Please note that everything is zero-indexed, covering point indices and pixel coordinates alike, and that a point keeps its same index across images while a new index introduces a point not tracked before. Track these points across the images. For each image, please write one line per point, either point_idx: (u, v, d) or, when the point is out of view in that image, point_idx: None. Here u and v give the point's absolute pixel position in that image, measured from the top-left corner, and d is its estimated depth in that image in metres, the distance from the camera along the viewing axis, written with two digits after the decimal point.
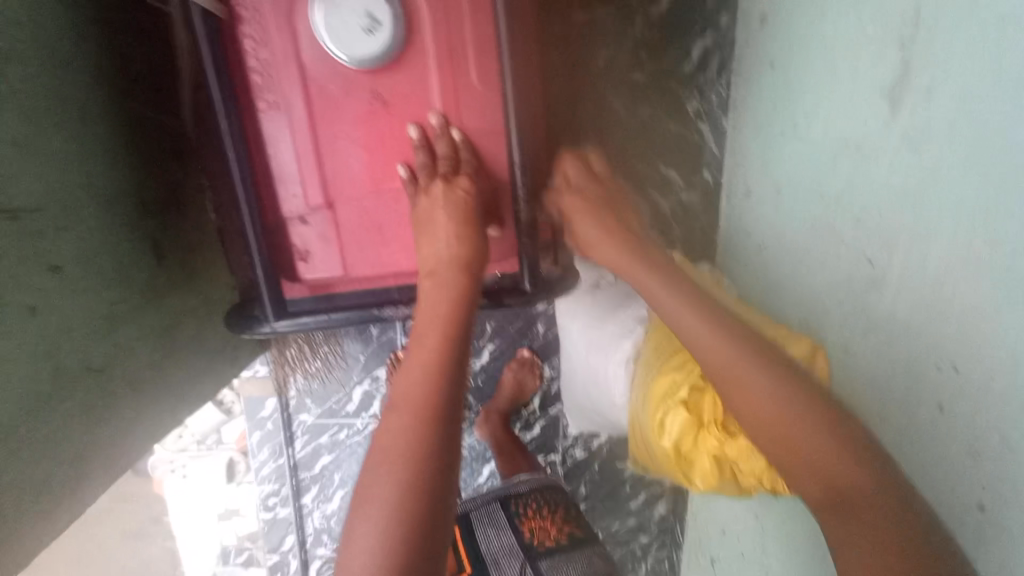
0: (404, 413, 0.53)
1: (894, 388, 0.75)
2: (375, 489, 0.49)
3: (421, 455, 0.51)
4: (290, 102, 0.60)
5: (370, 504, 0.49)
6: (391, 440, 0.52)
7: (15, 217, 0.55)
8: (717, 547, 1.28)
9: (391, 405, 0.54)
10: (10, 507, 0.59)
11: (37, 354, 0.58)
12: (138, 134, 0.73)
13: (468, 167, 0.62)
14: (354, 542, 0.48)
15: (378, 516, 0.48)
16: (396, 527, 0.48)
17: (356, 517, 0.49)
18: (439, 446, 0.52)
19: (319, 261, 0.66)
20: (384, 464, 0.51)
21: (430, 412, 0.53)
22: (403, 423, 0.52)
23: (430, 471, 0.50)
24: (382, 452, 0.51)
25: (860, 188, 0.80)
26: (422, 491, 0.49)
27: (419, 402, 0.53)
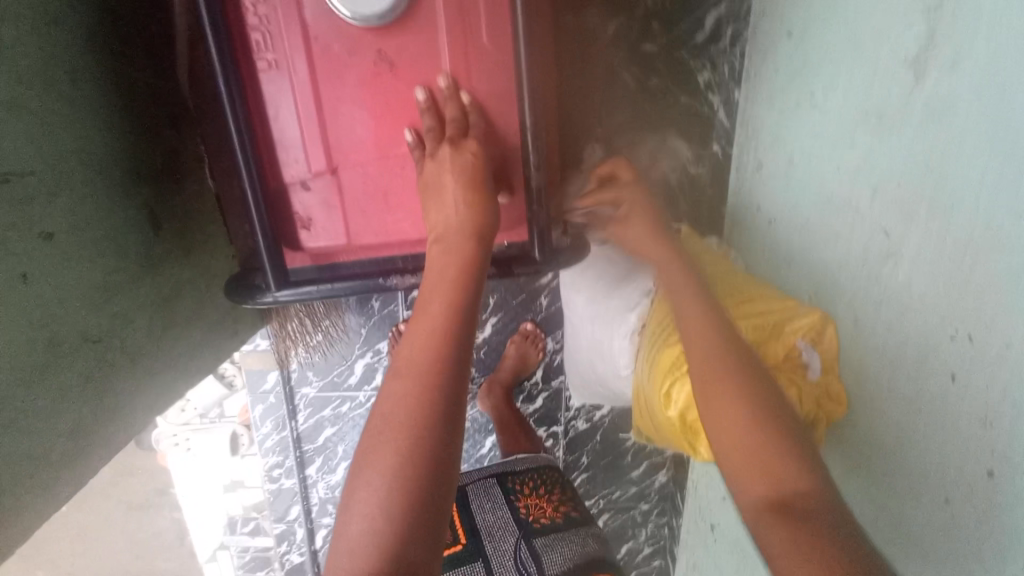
0: (407, 381, 0.53)
1: (904, 362, 0.74)
2: (376, 457, 0.50)
3: (421, 425, 0.51)
4: (291, 61, 0.57)
5: (371, 470, 0.50)
6: (392, 407, 0.52)
7: (6, 181, 0.53)
8: (716, 516, 1.31)
9: (395, 372, 0.54)
10: (17, 479, 0.58)
11: (32, 325, 0.56)
12: (132, 97, 0.70)
13: (478, 131, 0.60)
14: (355, 506, 0.49)
15: (379, 483, 0.49)
16: (395, 497, 0.48)
17: (358, 483, 0.50)
18: (444, 417, 0.52)
19: (321, 229, 0.63)
20: (385, 431, 0.51)
21: (434, 381, 0.52)
22: (407, 391, 0.52)
23: (431, 441, 0.50)
24: (386, 421, 0.52)
25: (878, 160, 0.78)
26: (423, 460, 0.50)
27: (424, 370, 0.53)
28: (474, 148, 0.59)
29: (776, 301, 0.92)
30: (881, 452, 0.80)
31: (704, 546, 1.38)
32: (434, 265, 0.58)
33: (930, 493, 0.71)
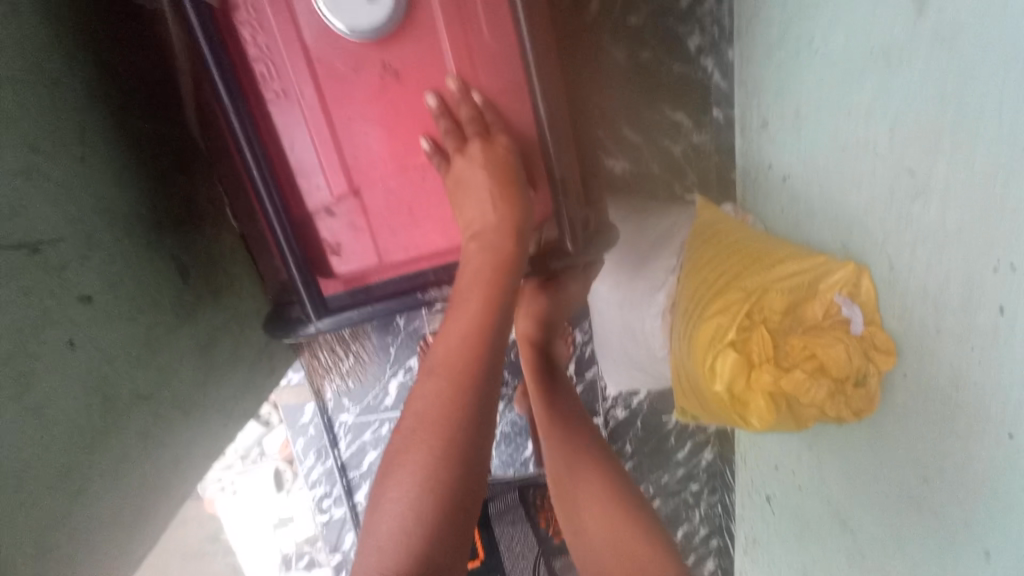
0: (440, 379, 0.54)
1: (948, 298, 0.73)
2: (409, 454, 0.51)
3: (456, 424, 0.52)
4: (298, 88, 0.57)
5: (402, 469, 0.51)
6: (427, 405, 0.53)
7: (37, 250, 0.53)
8: (771, 485, 1.29)
9: (429, 370, 0.55)
10: (78, 545, 0.58)
11: (87, 387, 0.57)
12: (144, 148, 0.70)
13: (500, 128, 0.59)
14: (385, 504, 0.50)
15: (410, 482, 0.50)
16: (424, 497, 0.49)
17: (389, 482, 0.51)
18: (473, 418, 0.52)
19: (352, 251, 0.63)
20: (418, 430, 0.52)
21: (468, 381, 0.53)
22: (440, 388, 0.53)
23: (462, 441, 0.51)
24: (420, 419, 0.52)
25: (891, 99, 0.77)
26: (451, 461, 0.50)
27: (458, 367, 0.54)
28: (501, 145, 0.59)
29: (804, 259, 0.90)
30: (937, 395, 0.78)
31: (761, 517, 1.36)
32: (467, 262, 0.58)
33: (986, 428, 0.70)
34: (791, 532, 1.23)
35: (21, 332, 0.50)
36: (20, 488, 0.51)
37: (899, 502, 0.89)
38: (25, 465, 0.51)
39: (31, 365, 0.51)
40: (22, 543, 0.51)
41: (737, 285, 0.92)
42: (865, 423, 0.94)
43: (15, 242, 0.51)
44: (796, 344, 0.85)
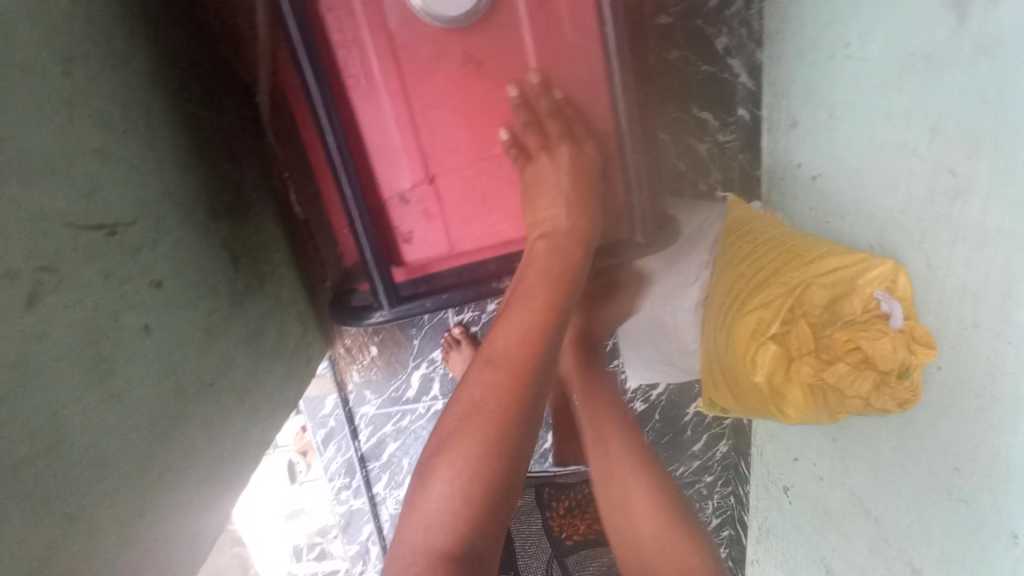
0: (500, 370, 0.54)
1: (987, 295, 0.74)
2: (463, 439, 0.51)
3: (511, 415, 0.51)
4: (378, 75, 0.57)
5: (454, 453, 0.50)
6: (484, 394, 0.53)
7: (115, 231, 0.50)
8: (790, 477, 1.31)
9: (487, 360, 0.55)
10: (162, 537, 0.56)
11: (159, 373, 0.54)
12: (198, 133, 0.68)
13: (581, 127, 0.61)
14: (434, 485, 0.50)
15: (462, 467, 0.50)
16: (476, 482, 0.49)
17: (439, 464, 0.51)
18: (529, 411, 0.52)
19: (423, 240, 0.63)
20: (473, 417, 0.52)
21: (528, 374, 0.53)
22: (500, 379, 0.53)
23: (515, 431, 0.51)
24: (476, 406, 0.52)
25: (932, 103, 0.78)
26: (501, 450, 0.50)
27: (518, 361, 0.54)
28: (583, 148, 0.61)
29: (842, 254, 0.90)
30: (973, 386, 0.79)
31: (778, 508, 1.38)
32: (530, 260, 0.59)
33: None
34: (811, 523, 1.24)
35: (101, 317, 0.47)
36: (105, 480, 0.47)
37: (931, 492, 0.91)
38: (118, 453, 0.48)
39: (113, 352, 0.48)
40: (104, 540, 0.48)
41: (779, 279, 0.93)
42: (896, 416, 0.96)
43: (94, 225, 0.48)
44: (840, 336, 0.86)
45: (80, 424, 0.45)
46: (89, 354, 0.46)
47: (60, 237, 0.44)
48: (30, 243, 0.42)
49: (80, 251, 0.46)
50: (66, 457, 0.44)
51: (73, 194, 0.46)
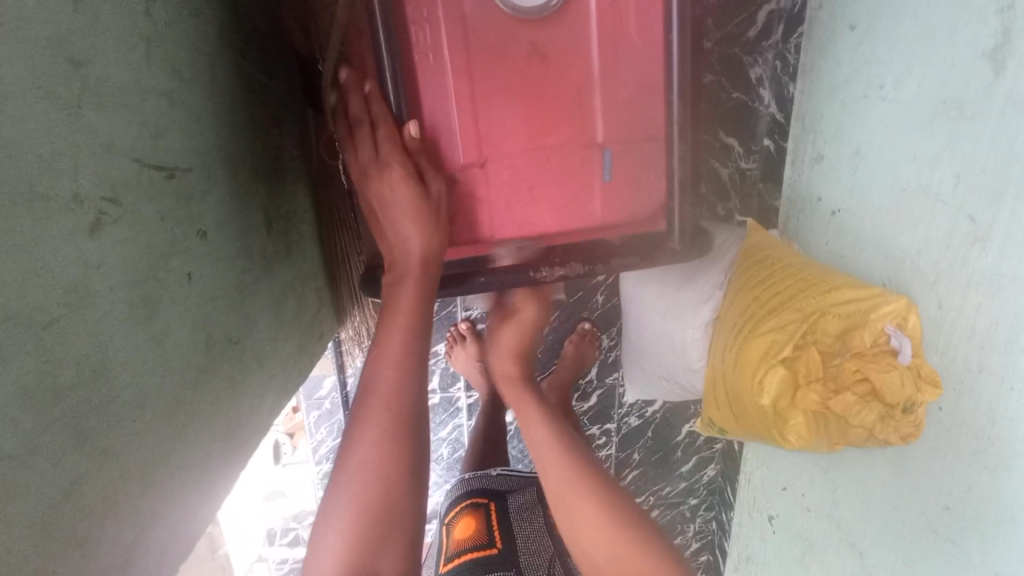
0: (372, 413, 0.52)
1: (996, 338, 0.76)
2: (342, 496, 0.50)
3: (392, 470, 0.50)
4: (448, 54, 0.58)
5: (336, 514, 0.49)
6: (358, 458, 0.51)
7: (172, 175, 0.50)
8: (776, 506, 1.31)
9: (360, 403, 0.53)
10: (197, 483, 0.55)
11: (196, 322, 0.54)
12: (252, 94, 0.69)
13: (385, 129, 0.59)
14: (324, 550, 0.49)
15: (349, 524, 0.49)
16: (367, 532, 0.49)
17: (320, 543, 0.50)
18: (410, 436, 0.52)
19: (470, 221, 0.64)
20: (348, 470, 0.50)
21: (400, 404, 0.52)
22: (372, 422, 0.51)
23: (395, 463, 0.51)
24: (348, 458, 0.51)
25: (959, 147, 0.80)
26: (390, 490, 0.50)
27: (391, 394, 0.53)
28: (393, 158, 0.59)
29: (862, 287, 0.91)
30: (972, 428, 0.81)
31: (759, 538, 1.38)
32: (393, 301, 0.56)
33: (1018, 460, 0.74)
34: (792, 553, 1.25)
35: (154, 259, 0.47)
36: (139, 418, 0.46)
37: (918, 530, 0.92)
38: (155, 389, 0.48)
39: (159, 291, 0.48)
40: (135, 480, 0.46)
41: (794, 305, 0.94)
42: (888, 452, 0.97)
43: (155, 165, 0.48)
44: (849, 367, 0.87)
45: (123, 358, 0.44)
46: (136, 295, 0.45)
47: (127, 171, 0.44)
48: (98, 170, 0.41)
49: (141, 187, 0.46)
50: (109, 386, 0.43)
51: (142, 133, 0.47)
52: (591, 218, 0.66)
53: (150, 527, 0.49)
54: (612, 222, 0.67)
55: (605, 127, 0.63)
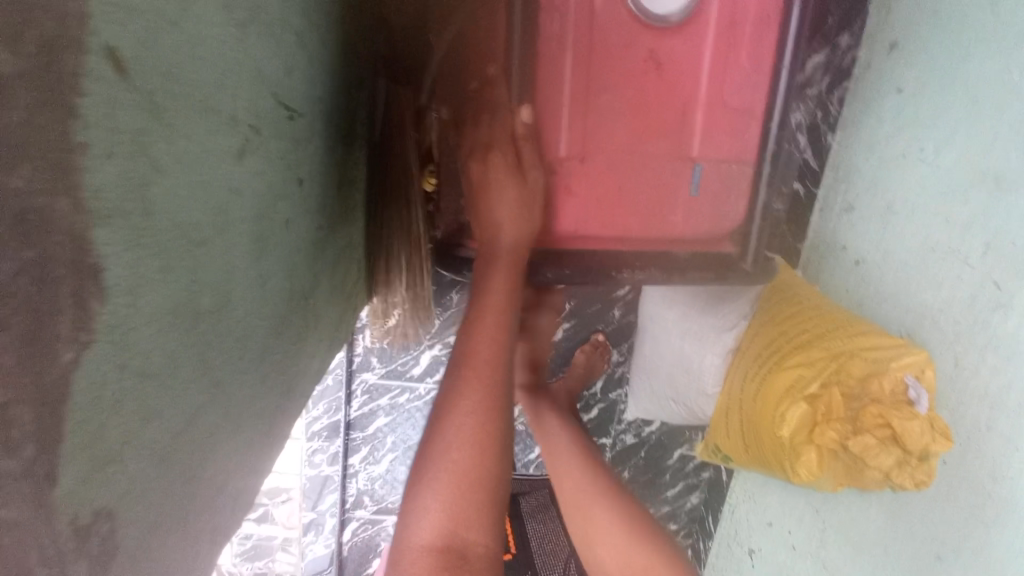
0: (471, 377, 0.52)
1: (1010, 399, 0.75)
2: (438, 458, 0.49)
3: (485, 441, 0.50)
4: (571, 46, 0.58)
5: (432, 475, 0.48)
6: (454, 427, 0.50)
7: (293, 118, 0.49)
8: (758, 540, 1.30)
9: (455, 369, 0.53)
10: (268, 431, 0.53)
11: (286, 268, 0.53)
12: (348, 55, 0.69)
13: (490, 118, 0.61)
14: (419, 512, 0.48)
15: (445, 487, 0.48)
16: (464, 495, 0.48)
17: (412, 508, 0.48)
18: (504, 402, 0.52)
19: (558, 213, 0.64)
20: (445, 433, 0.50)
21: (496, 371, 0.53)
22: (470, 386, 0.52)
23: (492, 426, 0.51)
24: (446, 422, 0.50)
25: (994, 217, 0.78)
26: (487, 455, 0.49)
27: (487, 361, 0.53)
28: (500, 146, 0.61)
29: (886, 336, 0.92)
30: (973, 483, 0.81)
31: (738, 569, 1.38)
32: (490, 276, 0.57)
33: (1015, 516, 0.75)
34: None
35: (270, 198, 0.46)
36: (243, 353, 0.45)
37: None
38: (254, 328, 0.46)
39: (271, 231, 0.47)
40: (231, 419, 0.44)
41: (823, 344, 0.95)
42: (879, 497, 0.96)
43: (284, 104, 0.46)
44: (870, 410, 0.85)
45: (241, 289, 0.42)
46: (256, 231, 0.44)
47: (266, 104, 0.43)
48: (251, 94, 0.40)
49: (273, 122, 0.44)
50: (229, 317, 0.41)
51: (280, 67, 0.45)
52: (670, 229, 0.67)
53: (233, 472, 0.47)
54: (687, 236, 0.68)
55: (702, 143, 0.64)
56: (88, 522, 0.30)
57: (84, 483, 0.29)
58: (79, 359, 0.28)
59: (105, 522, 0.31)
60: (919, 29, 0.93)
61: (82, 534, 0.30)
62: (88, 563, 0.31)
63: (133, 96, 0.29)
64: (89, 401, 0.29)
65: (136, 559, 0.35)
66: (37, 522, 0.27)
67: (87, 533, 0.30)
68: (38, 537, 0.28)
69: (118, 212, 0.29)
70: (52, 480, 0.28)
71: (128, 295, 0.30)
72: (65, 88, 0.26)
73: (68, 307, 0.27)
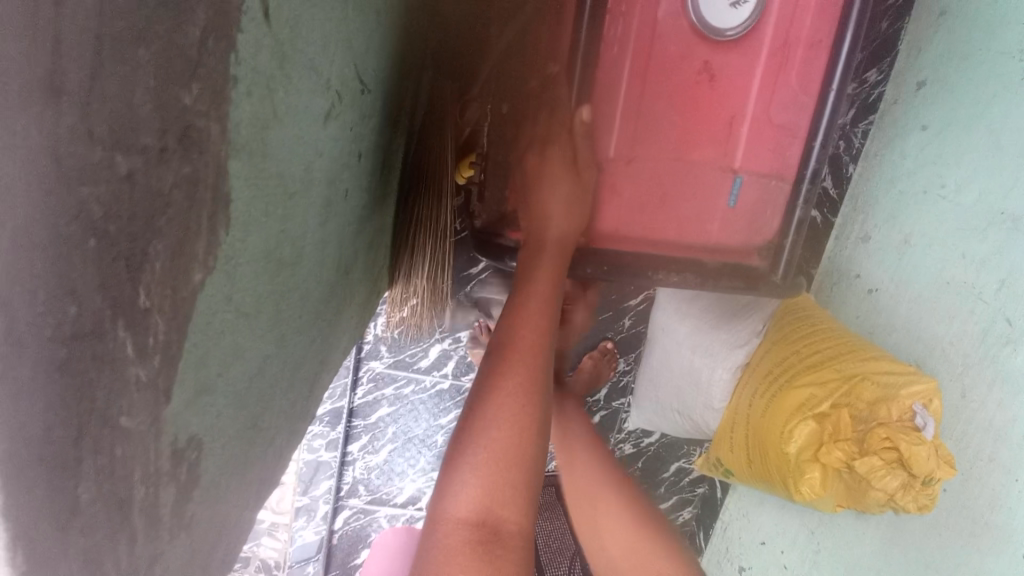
0: (516, 360, 0.54)
1: (1011, 434, 0.75)
2: (480, 435, 0.50)
3: (524, 422, 0.51)
4: (631, 51, 0.60)
5: (473, 452, 0.49)
6: (495, 406, 0.51)
7: (365, 95, 0.50)
8: (748, 559, 1.26)
9: (499, 351, 0.55)
10: (305, 396, 0.54)
11: (339, 238, 0.53)
12: (410, 46, 0.71)
13: (548, 116, 0.63)
14: (457, 486, 0.48)
15: (485, 463, 0.49)
16: (502, 473, 0.49)
17: (450, 482, 0.49)
18: (544, 388, 0.54)
19: (602, 213, 0.66)
20: (488, 411, 0.51)
21: (538, 358, 0.55)
22: (514, 368, 0.53)
23: (532, 409, 0.52)
24: (488, 401, 0.51)
25: (1010, 255, 0.77)
26: (527, 437, 0.51)
27: (530, 347, 0.55)
28: (556, 146, 0.63)
29: (897, 362, 0.89)
30: (969, 513, 0.80)
31: None
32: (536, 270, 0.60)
33: (1009, 548, 0.74)
34: None
35: (338, 168, 0.47)
36: (301, 312, 0.46)
37: None
38: (309, 291, 0.46)
39: (335, 199, 0.48)
40: (283, 376, 0.45)
41: (834, 365, 0.92)
42: (872, 528, 0.94)
43: (360, 78, 0.48)
44: (877, 433, 0.83)
45: (308, 251, 0.43)
46: (325, 197, 0.45)
47: (349, 76, 0.44)
48: (341, 65, 0.42)
49: (351, 94, 0.45)
50: (295, 276, 0.42)
51: (362, 42, 0.46)
52: (706, 236, 0.68)
53: (276, 431, 0.47)
54: (721, 245, 0.69)
55: (745, 157, 0.66)
56: (186, 445, 0.32)
57: (189, 406, 0.31)
58: (204, 282, 0.29)
59: (194, 450, 0.33)
60: (945, 65, 0.90)
61: (177, 458, 0.31)
62: (177, 487, 0.32)
63: (266, 50, 0.30)
64: (203, 327, 0.30)
65: (208, 493, 0.37)
66: (147, 435, 0.28)
67: (181, 458, 0.32)
68: (145, 449, 0.28)
69: (245, 150, 0.30)
70: (169, 396, 0.29)
71: (241, 231, 0.32)
72: (228, 27, 0.26)
73: (206, 229, 0.28)
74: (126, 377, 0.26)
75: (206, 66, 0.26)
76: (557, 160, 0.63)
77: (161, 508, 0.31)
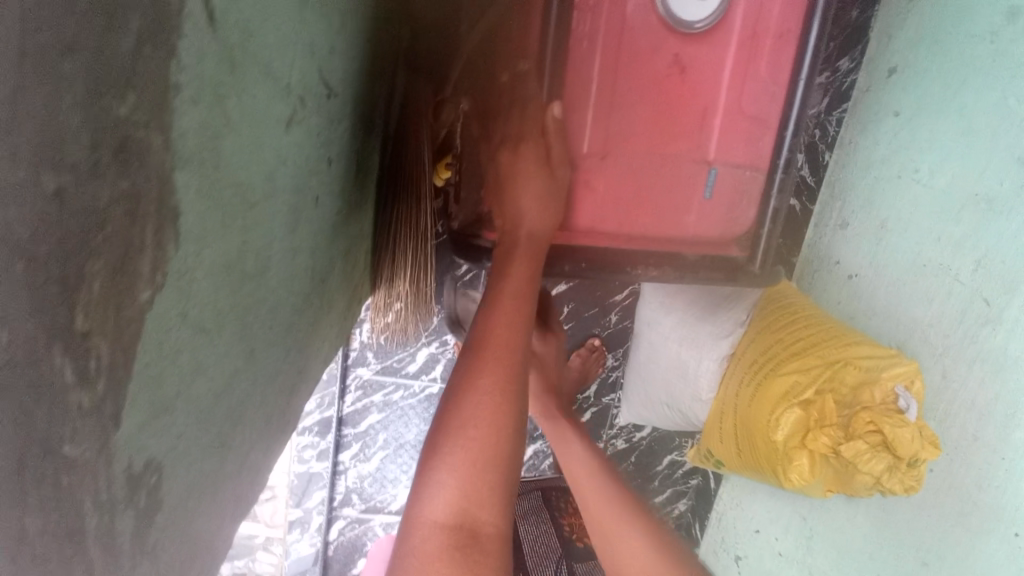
0: (491, 358, 0.53)
1: (992, 411, 0.76)
2: (456, 436, 0.49)
3: (501, 422, 0.50)
4: (600, 47, 0.61)
5: (449, 454, 0.49)
6: (470, 405, 0.51)
7: (331, 98, 0.49)
8: (743, 547, 1.26)
9: (473, 350, 0.54)
10: (283, 407, 0.53)
11: (312, 245, 0.53)
12: (378, 45, 0.69)
13: (518, 113, 0.62)
14: (433, 488, 0.48)
15: (461, 464, 0.48)
16: (477, 473, 0.48)
17: (426, 484, 0.48)
18: (521, 387, 0.53)
19: (577, 209, 0.66)
20: (464, 411, 0.50)
21: (513, 355, 0.54)
22: (489, 367, 0.52)
23: (509, 408, 0.51)
24: (465, 401, 0.51)
25: (984, 235, 0.78)
26: (504, 436, 0.50)
27: (505, 345, 0.54)
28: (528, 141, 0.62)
29: (879, 346, 0.90)
30: (957, 491, 0.80)
31: None
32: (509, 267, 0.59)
33: (1001, 527, 0.74)
34: None
35: (305, 175, 0.46)
36: (272, 323, 0.45)
37: None
38: (279, 302, 0.46)
39: (304, 207, 0.47)
40: (258, 387, 0.45)
41: (816, 352, 0.92)
42: (861, 510, 0.95)
43: (326, 83, 0.47)
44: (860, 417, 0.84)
45: (275, 261, 0.43)
46: (292, 206, 0.44)
47: (312, 82, 0.43)
48: (303, 71, 0.41)
49: (315, 100, 0.45)
50: (262, 287, 0.42)
51: (326, 47, 0.46)
52: (683, 229, 0.68)
53: (252, 444, 0.47)
54: (698, 237, 0.69)
55: (719, 147, 0.66)
56: (141, 471, 0.33)
57: (144, 428, 0.32)
58: (152, 301, 0.30)
59: (153, 473, 0.34)
60: (914, 51, 0.91)
61: (134, 483, 0.33)
62: (136, 513, 0.33)
63: (213, 59, 0.30)
64: (155, 347, 0.31)
65: (174, 516, 0.38)
66: (94, 460, 0.29)
67: (138, 483, 0.33)
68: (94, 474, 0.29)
69: (193, 160, 0.30)
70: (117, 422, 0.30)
71: (192, 244, 0.32)
72: (170, 34, 0.27)
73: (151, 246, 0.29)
74: (68, 403, 0.27)
75: (144, 75, 0.26)
76: (530, 157, 0.62)
77: (119, 528, 0.32)
